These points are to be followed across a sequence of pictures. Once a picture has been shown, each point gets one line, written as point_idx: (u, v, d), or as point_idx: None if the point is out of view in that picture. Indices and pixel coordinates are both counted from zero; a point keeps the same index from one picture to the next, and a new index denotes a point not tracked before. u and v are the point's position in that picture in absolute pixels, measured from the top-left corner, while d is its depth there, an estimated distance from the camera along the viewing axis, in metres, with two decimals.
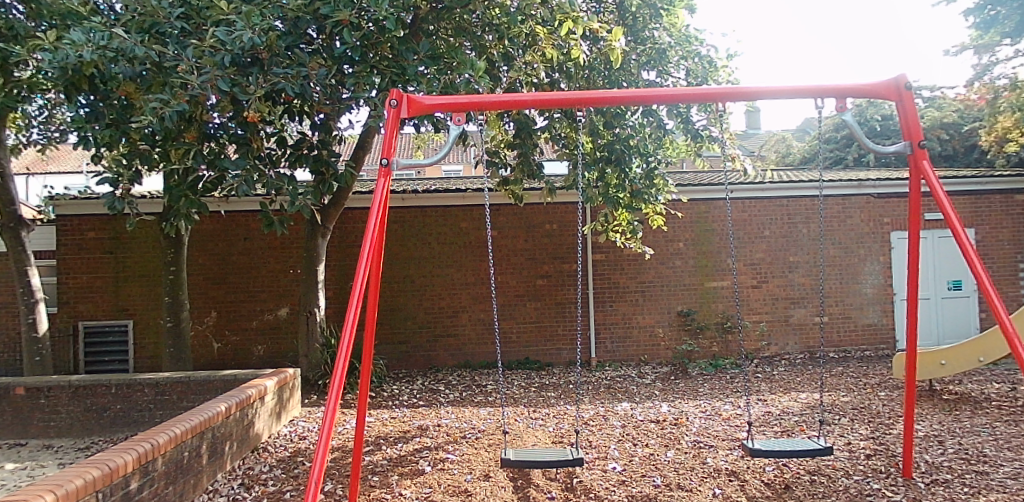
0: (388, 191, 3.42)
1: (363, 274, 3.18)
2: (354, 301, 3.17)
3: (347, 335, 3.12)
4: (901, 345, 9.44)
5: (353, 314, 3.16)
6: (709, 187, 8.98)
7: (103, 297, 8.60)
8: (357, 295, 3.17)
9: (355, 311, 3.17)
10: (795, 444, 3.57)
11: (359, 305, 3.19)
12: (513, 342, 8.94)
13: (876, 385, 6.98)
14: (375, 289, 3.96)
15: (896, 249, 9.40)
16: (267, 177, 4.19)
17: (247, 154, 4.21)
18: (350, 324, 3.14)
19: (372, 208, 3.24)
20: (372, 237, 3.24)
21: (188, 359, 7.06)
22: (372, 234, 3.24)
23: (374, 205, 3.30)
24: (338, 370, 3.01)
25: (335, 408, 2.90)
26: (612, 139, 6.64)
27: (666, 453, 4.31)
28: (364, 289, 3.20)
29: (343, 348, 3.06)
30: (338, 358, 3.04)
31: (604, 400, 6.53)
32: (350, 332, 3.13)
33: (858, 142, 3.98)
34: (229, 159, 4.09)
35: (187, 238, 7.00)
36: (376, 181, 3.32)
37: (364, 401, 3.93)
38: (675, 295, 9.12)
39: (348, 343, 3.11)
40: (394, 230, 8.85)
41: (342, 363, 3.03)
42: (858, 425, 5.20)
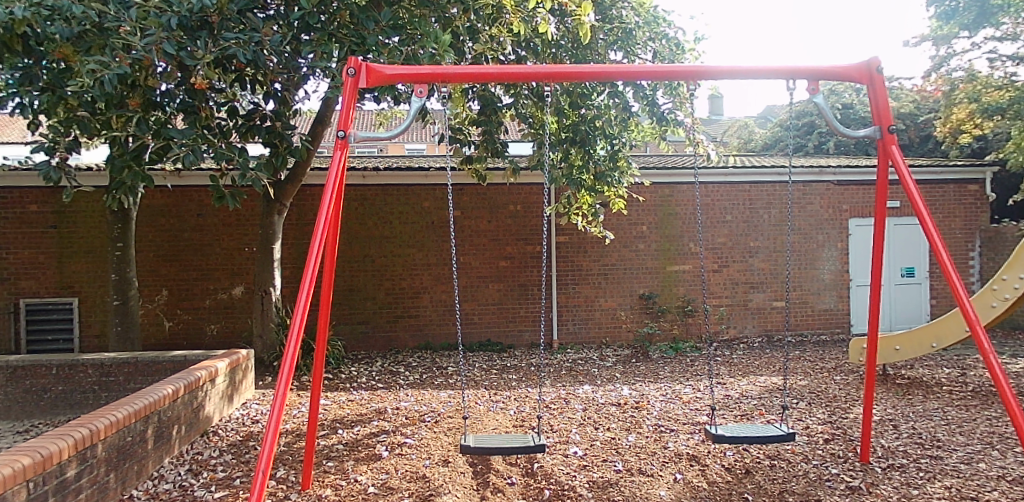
0: (345, 164, 3.24)
1: (316, 250, 3.01)
2: (307, 280, 3.01)
3: (298, 317, 2.95)
4: (855, 330, 9.69)
5: (306, 295, 2.99)
6: (674, 171, 9.00)
7: (46, 273, 8.18)
8: (310, 275, 3.00)
9: (308, 292, 3.00)
10: (757, 429, 3.54)
11: (313, 285, 3.03)
12: (475, 324, 8.86)
13: (831, 370, 7.15)
14: (329, 268, 3.78)
15: (853, 236, 9.60)
16: (217, 148, 3.96)
17: (195, 123, 3.98)
18: (303, 304, 2.98)
19: (327, 184, 3.05)
20: (328, 211, 3.06)
21: (137, 339, 6.74)
22: (327, 210, 3.06)
23: (329, 179, 3.11)
24: (290, 354, 2.85)
25: (285, 393, 2.75)
26: (577, 120, 6.58)
27: (628, 437, 4.30)
28: (318, 268, 3.03)
29: (295, 330, 2.90)
30: (288, 341, 2.88)
31: (566, 383, 6.51)
32: (303, 312, 2.97)
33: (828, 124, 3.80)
34: (176, 128, 3.83)
35: (134, 212, 6.65)
36: (332, 154, 3.15)
37: (319, 385, 3.78)
38: (638, 278, 9.15)
39: (300, 326, 2.94)
40: (354, 208, 8.61)
41: (293, 346, 2.87)
42: (815, 408, 5.31)
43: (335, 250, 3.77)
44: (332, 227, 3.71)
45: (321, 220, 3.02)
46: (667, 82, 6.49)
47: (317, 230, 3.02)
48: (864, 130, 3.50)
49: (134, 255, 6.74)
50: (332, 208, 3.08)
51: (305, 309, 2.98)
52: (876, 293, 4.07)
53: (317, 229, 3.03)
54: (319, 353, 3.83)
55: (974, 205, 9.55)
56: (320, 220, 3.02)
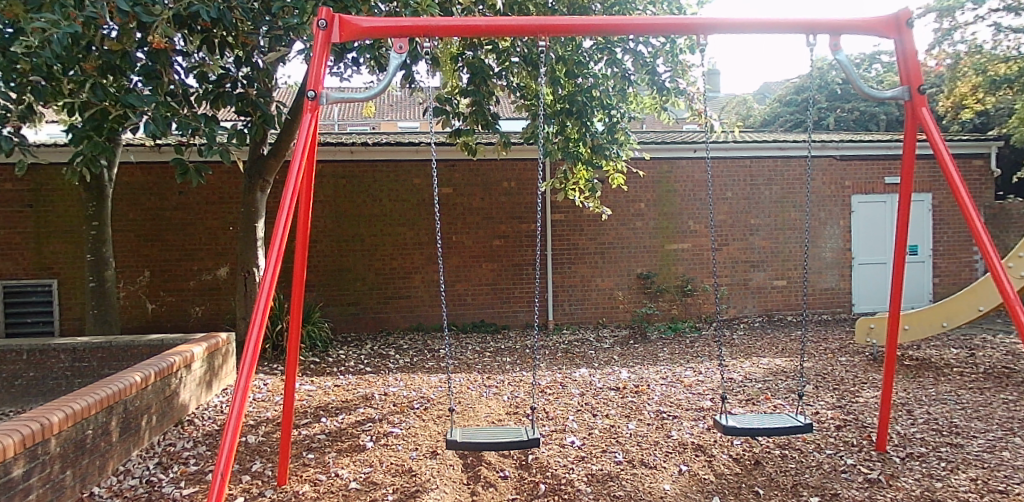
0: (317, 128, 2.94)
1: (284, 222, 2.73)
2: (273, 256, 2.72)
3: (263, 299, 2.67)
4: (857, 308, 9.48)
5: (271, 273, 2.71)
6: (674, 145, 8.67)
7: (22, 254, 7.85)
8: (276, 251, 2.72)
9: (273, 270, 2.71)
10: (772, 420, 3.26)
11: (279, 262, 2.74)
12: (468, 305, 8.58)
13: (835, 351, 6.92)
14: (302, 245, 3.48)
15: (857, 213, 9.33)
16: (180, 117, 3.62)
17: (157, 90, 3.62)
18: (269, 284, 2.69)
19: (297, 148, 2.73)
20: (296, 181, 2.73)
21: (114, 322, 6.42)
22: (296, 180, 2.75)
23: (298, 144, 2.80)
24: (253, 340, 2.59)
25: (247, 383, 2.51)
26: (574, 90, 6.18)
27: (628, 425, 4.04)
28: (285, 242, 2.75)
29: (259, 313, 2.63)
30: (251, 327, 2.61)
31: (561, 366, 6.26)
32: (268, 293, 2.69)
33: (852, 84, 3.54)
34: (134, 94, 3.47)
35: (109, 190, 6.28)
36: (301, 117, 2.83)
37: (294, 373, 3.50)
38: (636, 257, 8.89)
39: (266, 307, 2.67)
40: (341, 186, 8.28)
41: (257, 332, 2.61)
42: (823, 393, 5.10)
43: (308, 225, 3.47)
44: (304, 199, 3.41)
45: (290, 188, 2.71)
46: (668, 51, 6.17)
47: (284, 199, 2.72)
48: (893, 90, 3.27)
49: (110, 234, 6.39)
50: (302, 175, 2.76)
51: (271, 288, 2.70)
52: (899, 268, 3.81)
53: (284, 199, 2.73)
54: (293, 337, 3.54)
55: (979, 181, 9.28)
56: (288, 190, 2.71)
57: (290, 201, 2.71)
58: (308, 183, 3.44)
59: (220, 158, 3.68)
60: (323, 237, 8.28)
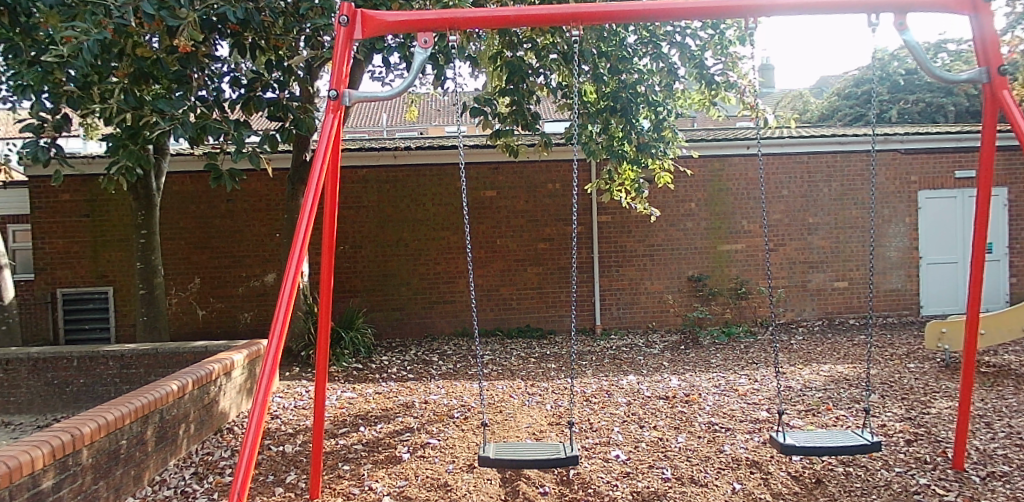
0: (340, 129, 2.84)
1: (304, 227, 2.65)
2: (292, 263, 2.63)
3: (283, 310, 2.59)
4: (926, 311, 8.87)
5: (291, 281, 2.61)
6: (725, 142, 8.32)
7: (81, 262, 8.13)
8: (296, 258, 2.63)
9: (293, 278, 2.61)
10: (839, 436, 2.96)
11: (301, 269, 2.64)
12: (513, 309, 8.43)
13: (904, 357, 6.46)
14: (328, 253, 3.38)
15: (924, 209, 8.74)
16: (210, 122, 3.58)
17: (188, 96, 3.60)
18: (288, 292, 2.60)
19: (318, 148, 2.63)
20: (317, 185, 2.63)
21: (163, 329, 6.54)
22: (318, 183, 2.65)
23: (321, 144, 2.70)
24: (271, 353, 2.52)
25: (265, 397, 2.48)
26: (618, 87, 5.90)
27: (677, 438, 3.80)
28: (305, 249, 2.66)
29: (278, 324, 2.56)
30: (271, 338, 2.55)
31: (608, 373, 6.03)
32: (289, 302, 2.61)
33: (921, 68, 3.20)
34: (165, 100, 3.45)
35: (157, 198, 6.41)
36: (323, 118, 2.74)
37: (323, 384, 3.41)
38: (686, 259, 8.56)
39: (286, 316, 2.60)
40: (385, 190, 8.25)
41: (276, 342, 2.55)
42: (891, 403, 4.72)
43: (335, 233, 3.36)
44: (330, 207, 3.31)
45: (310, 191, 2.63)
46: (718, 43, 5.90)
47: (306, 203, 2.64)
48: (969, 73, 2.98)
49: (159, 241, 6.52)
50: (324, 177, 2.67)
51: (292, 296, 2.61)
52: (977, 268, 3.44)
53: (305, 203, 2.65)
54: (322, 346, 3.46)
55: None
56: (309, 193, 2.63)
57: (311, 205, 2.63)
58: (335, 186, 3.35)
59: (250, 162, 3.63)
60: (367, 243, 8.27)
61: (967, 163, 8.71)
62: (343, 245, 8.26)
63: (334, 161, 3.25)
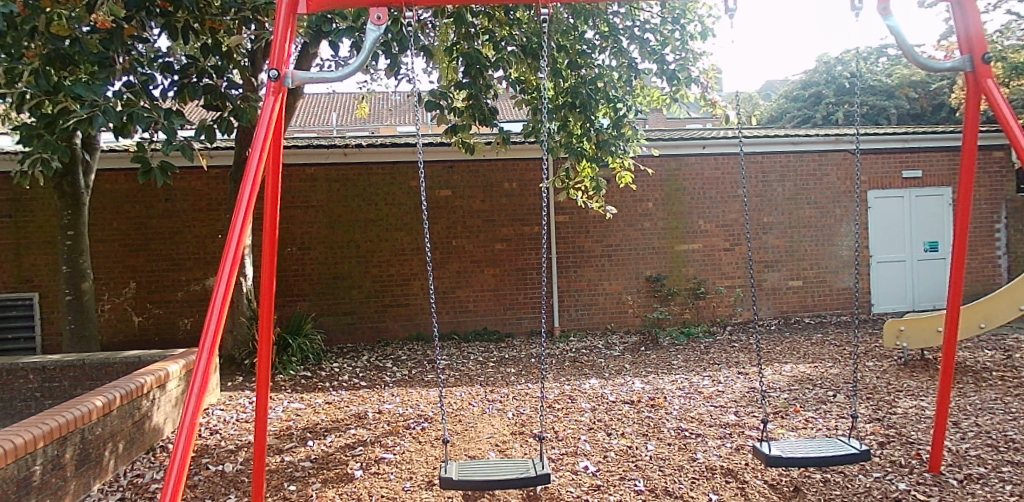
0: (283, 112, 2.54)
1: (240, 222, 2.33)
2: (226, 264, 2.29)
3: (214, 317, 2.26)
4: (877, 309, 9.03)
5: (225, 285, 2.28)
6: (683, 141, 8.28)
7: (2, 267, 7.48)
8: (231, 258, 2.29)
9: (228, 281, 2.29)
10: (821, 446, 2.85)
11: (236, 271, 2.31)
12: (471, 312, 8.18)
13: (860, 355, 6.50)
14: (269, 254, 3.04)
15: (874, 209, 8.93)
16: (136, 109, 3.19)
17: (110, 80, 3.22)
18: (222, 298, 2.27)
19: (257, 133, 2.33)
20: (255, 171, 2.32)
21: (93, 338, 6.01)
22: (257, 171, 2.35)
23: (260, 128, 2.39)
24: (201, 367, 2.20)
25: (193, 419, 2.15)
26: (577, 82, 5.72)
27: (647, 446, 3.63)
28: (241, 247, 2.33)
29: (209, 332, 2.23)
30: (201, 350, 2.22)
31: (569, 377, 5.85)
32: (221, 309, 2.27)
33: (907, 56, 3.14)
34: (82, 83, 3.04)
35: (85, 198, 5.87)
36: (263, 98, 2.43)
37: (265, 400, 3.09)
38: (645, 259, 8.49)
39: (219, 326, 2.27)
40: (335, 190, 7.89)
41: (206, 356, 2.22)
42: (856, 403, 4.70)
43: (276, 233, 3.02)
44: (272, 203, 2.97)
45: (247, 182, 2.33)
46: (677, 40, 5.83)
47: (241, 194, 2.33)
48: (954, 61, 2.95)
49: (88, 244, 5.98)
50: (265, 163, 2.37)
51: (226, 303, 2.28)
52: (958, 261, 3.39)
53: (241, 195, 2.34)
54: (263, 357, 3.12)
55: (1000, 172, 8.86)
56: (246, 184, 2.33)
57: (248, 197, 2.32)
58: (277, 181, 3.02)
59: (183, 155, 3.27)
60: (318, 244, 7.89)
61: (914, 164, 8.92)
62: (291, 247, 7.85)
63: (275, 152, 2.93)
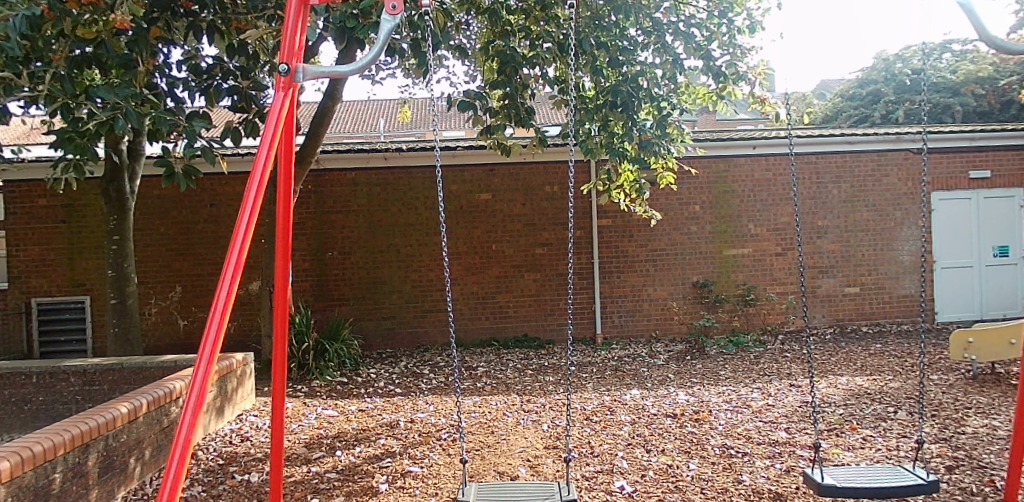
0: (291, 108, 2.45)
1: (245, 227, 2.20)
2: (228, 272, 2.16)
3: (214, 325, 2.14)
4: (942, 318, 8.46)
5: (226, 294, 2.15)
6: (732, 141, 7.94)
7: (56, 271, 7.73)
8: (233, 265, 2.17)
9: (229, 288, 2.16)
10: (885, 475, 2.55)
11: (238, 279, 2.19)
12: (510, 318, 8.02)
13: (925, 368, 6.05)
14: (283, 266, 2.91)
15: (938, 212, 8.38)
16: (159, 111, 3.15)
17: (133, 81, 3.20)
18: (222, 307, 2.14)
19: (265, 131, 2.25)
20: (260, 173, 2.23)
21: (136, 341, 6.11)
22: (262, 171, 2.25)
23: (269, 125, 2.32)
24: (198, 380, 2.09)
25: (188, 435, 2.03)
26: (618, 81, 5.43)
27: (689, 465, 3.38)
28: (245, 253, 2.20)
29: (209, 342, 2.12)
30: (199, 360, 2.11)
31: (610, 387, 5.62)
32: (222, 317, 2.16)
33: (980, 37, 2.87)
34: (105, 86, 3.02)
35: (130, 203, 5.99)
36: (272, 95, 2.36)
37: (278, 415, 2.95)
38: (690, 264, 8.16)
39: (219, 339, 2.14)
40: (376, 194, 7.86)
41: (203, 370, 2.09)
42: (921, 421, 4.33)
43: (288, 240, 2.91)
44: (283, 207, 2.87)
45: (253, 183, 2.22)
46: (724, 34, 5.57)
47: (247, 197, 2.22)
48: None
49: (132, 248, 6.09)
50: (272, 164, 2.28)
51: (227, 312, 2.15)
52: None
53: (247, 197, 2.23)
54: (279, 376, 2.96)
55: None
56: (252, 184, 2.23)
57: (254, 199, 2.21)
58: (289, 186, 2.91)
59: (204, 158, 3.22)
60: (356, 249, 7.87)
61: (983, 163, 8.33)
62: (332, 251, 7.85)
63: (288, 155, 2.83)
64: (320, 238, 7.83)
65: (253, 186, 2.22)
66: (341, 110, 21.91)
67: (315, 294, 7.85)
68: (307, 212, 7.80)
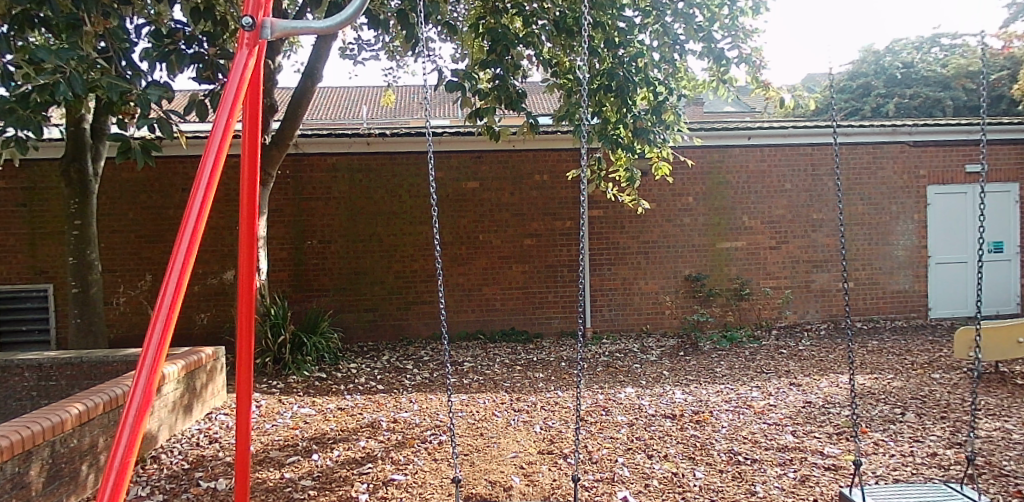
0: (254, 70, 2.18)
1: (197, 209, 1.92)
2: (177, 261, 1.87)
3: (157, 329, 1.84)
4: (935, 314, 8.32)
5: (174, 287, 1.85)
6: (727, 131, 7.69)
7: (19, 258, 7.30)
8: (183, 253, 1.87)
9: (177, 283, 1.86)
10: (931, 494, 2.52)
11: (190, 270, 1.89)
12: (497, 310, 7.74)
13: (925, 366, 5.87)
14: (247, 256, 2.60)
15: (933, 206, 8.20)
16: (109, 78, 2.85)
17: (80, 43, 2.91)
18: (169, 303, 1.84)
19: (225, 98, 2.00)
20: (217, 148, 1.96)
21: (101, 333, 5.71)
22: (219, 146, 1.97)
23: (230, 89, 2.08)
24: (139, 390, 1.79)
25: (125, 459, 1.73)
26: (614, 63, 5.15)
27: (695, 474, 3.14)
28: (197, 240, 1.91)
29: (151, 346, 1.82)
30: (139, 367, 1.81)
31: (603, 384, 5.36)
32: (169, 319, 1.85)
33: None
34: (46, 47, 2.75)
35: (94, 186, 5.59)
36: (235, 54, 2.12)
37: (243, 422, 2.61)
38: (683, 257, 7.93)
39: (165, 338, 1.84)
40: (358, 180, 7.52)
41: (146, 377, 1.80)
42: (931, 423, 4.12)
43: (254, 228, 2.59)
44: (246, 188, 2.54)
45: (209, 157, 1.95)
46: (726, 15, 5.28)
47: (202, 173, 1.94)
48: None
49: (96, 234, 5.69)
50: (232, 137, 2.02)
51: (174, 310, 1.85)
52: None
53: (201, 173, 1.95)
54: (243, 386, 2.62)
55: None
56: (209, 159, 1.95)
57: (210, 173, 1.94)
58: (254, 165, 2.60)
59: (159, 129, 2.93)
60: (337, 237, 7.53)
61: (979, 157, 8.18)
62: (312, 240, 7.50)
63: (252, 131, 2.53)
64: (299, 226, 7.47)
65: (208, 160, 1.95)
66: (324, 96, 21.43)
67: (294, 285, 7.49)
68: (286, 198, 7.43)
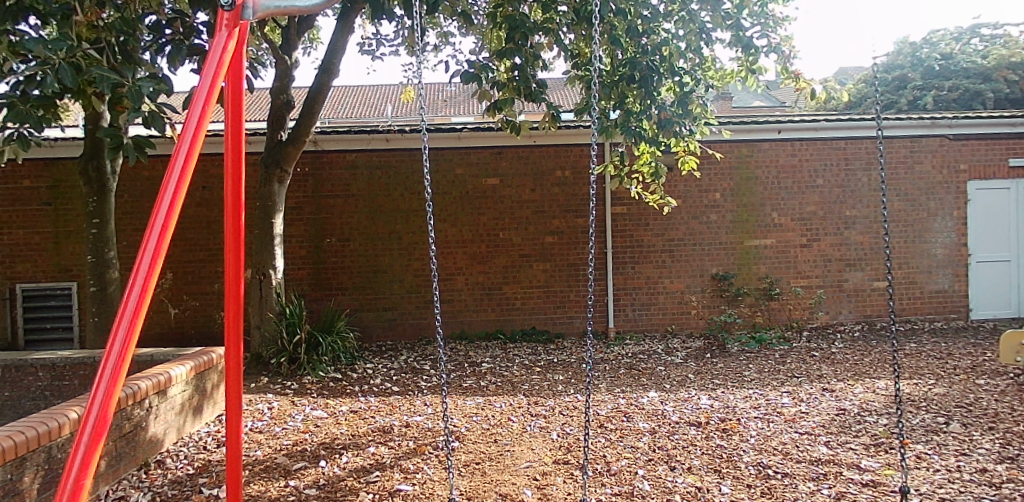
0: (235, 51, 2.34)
1: (164, 210, 2.01)
2: (141, 266, 1.94)
3: (119, 337, 1.89)
4: (977, 316, 7.92)
5: (137, 293, 1.93)
6: (756, 124, 7.40)
7: (42, 255, 7.34)
8: (148, 256, 1.95)
9: (140, 289, 1.93)
10: None
11: (154, 276, 1.97)
12: (517, 309, 7.57)
13: (968, 371, 5.55)
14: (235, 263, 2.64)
15: (974, 202, 7.80)
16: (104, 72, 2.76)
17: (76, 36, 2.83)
18: (133, 308, 1.91)
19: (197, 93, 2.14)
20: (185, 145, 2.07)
21: None
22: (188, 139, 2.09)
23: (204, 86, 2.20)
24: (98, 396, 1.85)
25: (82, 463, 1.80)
26: (636, 53, 4.93)
27: (721, 489, 2.93)
28: (164, 242, 1.99)
29: (111, 355, 1.87)
30: (100, 375, 1.87)
31: (625, 388, 5.15)
32: (130, 326, 1.91)
33: None
34: (37, 39, 2.68)
35: (112, 184, 5.57)
36: (216, 35, 2.29)
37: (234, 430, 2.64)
38: (710, 255, 7.67)
39: (127, 345, 1.89)
40: (376, 178, 7.40)
41: (106, 383, 1.86)
42: (978, 434, 3.84)
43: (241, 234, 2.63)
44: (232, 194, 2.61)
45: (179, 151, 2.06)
46: (755, 2, 5.03)
47: (172, 170, 2.05)
48: None
49: (114, 232, 5.65)
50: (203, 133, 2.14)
51: (136, 316, 1.92)
52: None
53: (172, 169, 2.06)
54: (233, 393, 2.66)
55: None
56: (180, 151, 2.07)
57: (181, 164, 2.05)
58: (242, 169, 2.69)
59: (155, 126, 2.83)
60: (355, 235, 7.43)
61: None
62: (331, 238, 7.41)
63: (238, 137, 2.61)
64: (317, 224, 7.39)
65: (178, 159, 2.06)
66: (347, 94, 21.44)
67: (312, 283, 7.42)
68: (303, 196, 7.36)
